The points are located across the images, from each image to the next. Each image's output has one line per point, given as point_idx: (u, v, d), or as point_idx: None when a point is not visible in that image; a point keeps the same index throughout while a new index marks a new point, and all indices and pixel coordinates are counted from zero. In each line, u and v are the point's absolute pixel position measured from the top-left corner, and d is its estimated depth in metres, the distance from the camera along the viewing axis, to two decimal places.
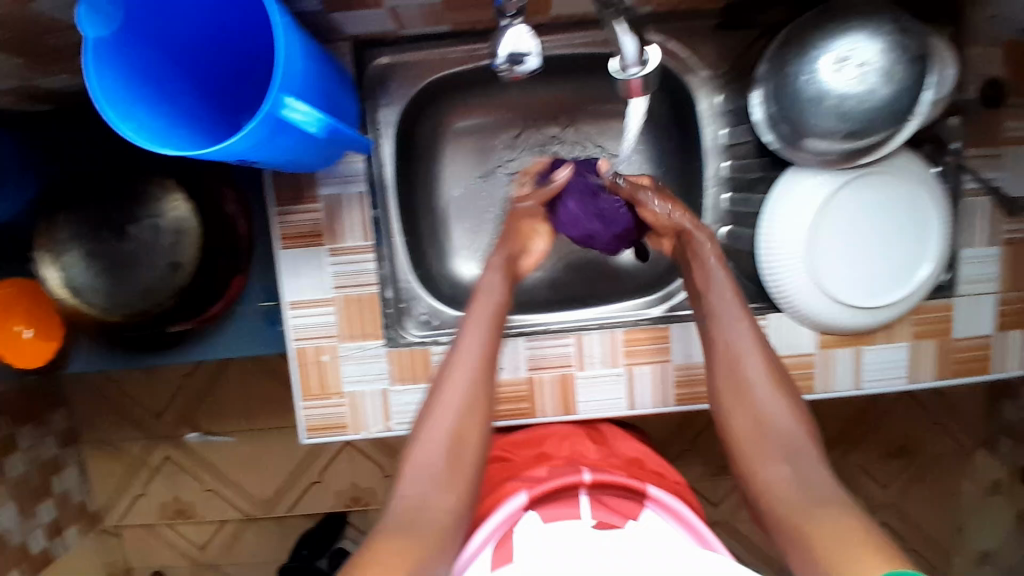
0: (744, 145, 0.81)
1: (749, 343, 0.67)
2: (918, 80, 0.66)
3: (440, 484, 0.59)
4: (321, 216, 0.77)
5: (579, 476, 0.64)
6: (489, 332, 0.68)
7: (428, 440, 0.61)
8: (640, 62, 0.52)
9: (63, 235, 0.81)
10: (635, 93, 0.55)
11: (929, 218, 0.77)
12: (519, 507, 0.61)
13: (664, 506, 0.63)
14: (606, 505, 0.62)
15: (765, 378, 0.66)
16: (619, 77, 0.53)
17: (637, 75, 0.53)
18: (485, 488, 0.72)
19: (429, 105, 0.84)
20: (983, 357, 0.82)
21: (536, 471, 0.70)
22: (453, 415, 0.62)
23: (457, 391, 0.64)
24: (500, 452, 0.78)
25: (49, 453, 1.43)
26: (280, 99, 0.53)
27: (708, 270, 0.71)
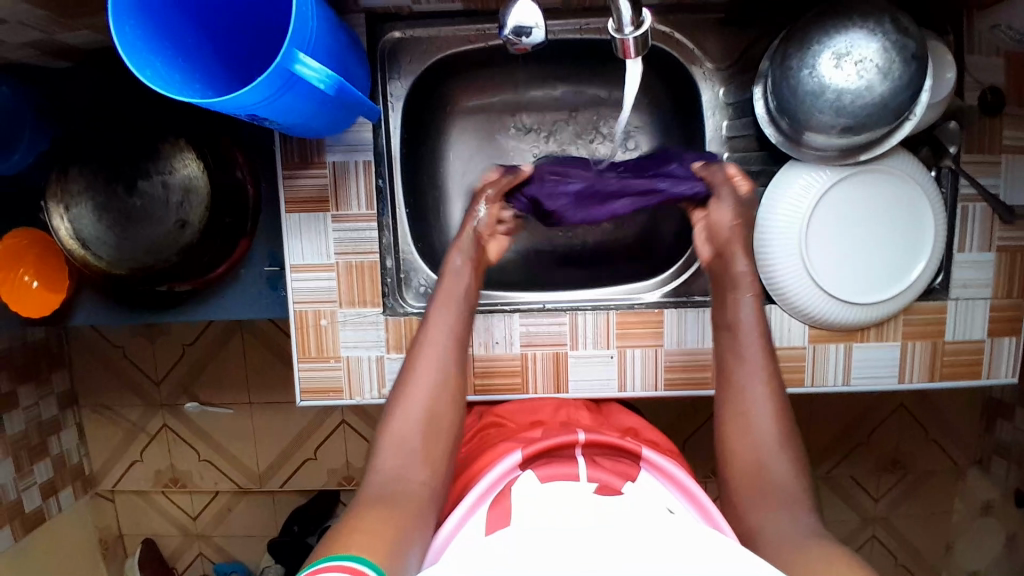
0: (744, 138, 0.83)
1: (753, 354, 0.69)
2: (916, 78, 0.68)
3: (417, 458, 0.62)
4: (328, 182, 0.79)
5: (574, 436, 0.65)
6: (460, 313, 0.72)
7: (404, 418, 0.64)
8: (635, 23, 0.56)
9: (75, 187, 0.83)
10: (629, 53, 0.59)
11: (924, 218, 0.77)
12: (513, 465, 0.62)
13: (663, 471, 0.63)
14: (601, 464, 0.63)
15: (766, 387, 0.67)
16: (615, 36, 0.57)
17: (631, 35, 0.57)
18: (479, 448, 0.72)
19: (439, 82, 0.86)
20: (972, 362, 0.84)
21: (531, 432, 0.70)
22: (427, 392, 0.66)
23: (427, 369, 0.67)
24: (495, 418, 0.77)
25: (49, 413, 1.46)
26: (293, 55, 0.55)
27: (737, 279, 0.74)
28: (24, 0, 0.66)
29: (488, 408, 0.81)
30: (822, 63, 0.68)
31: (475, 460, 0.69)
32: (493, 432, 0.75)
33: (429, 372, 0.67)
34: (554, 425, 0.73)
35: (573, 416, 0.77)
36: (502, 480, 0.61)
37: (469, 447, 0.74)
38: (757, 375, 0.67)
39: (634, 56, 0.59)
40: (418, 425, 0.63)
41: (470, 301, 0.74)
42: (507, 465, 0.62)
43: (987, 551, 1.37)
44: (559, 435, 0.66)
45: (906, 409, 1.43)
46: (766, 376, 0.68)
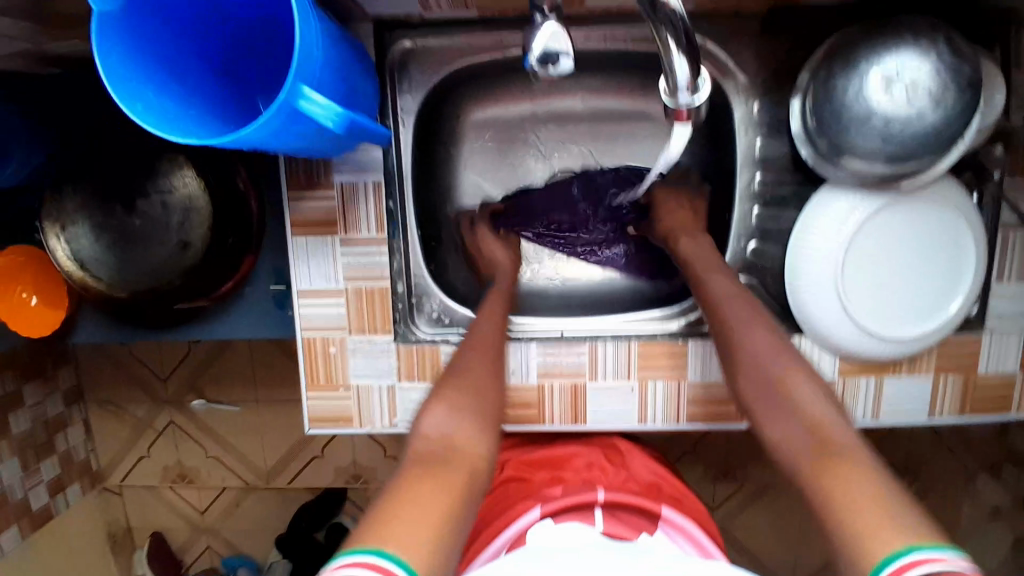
0: (779, 158, 0.78)
1: (776, 358, 0.60)
2: (970, 106, 0.63)
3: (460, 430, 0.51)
4: (337, 203, 0.75)
5: (594, 494, 0.66)
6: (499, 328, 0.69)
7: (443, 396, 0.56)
8: (691, 90, 0.53)
9: (71, 206, 0.79)
10: (681, 118, 0.56)
11: (966, 250, 0.73)
12: (533, 519, 0.63)
13: (678, 528, 0.65)
14: (619, 519, 0.65)
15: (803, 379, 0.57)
16: (670, 103, 0.55)
17: (688, 103, 0.54)
18: (501, 505, 0.71)
19: (453, 94, 0.81)
20: (1005, 395, 0.80)
21: (551, 489, 0.71)
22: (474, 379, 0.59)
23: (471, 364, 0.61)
24: (516, 472, 0.77)
25: (54, 411, 1.44)
26: (297, 88, 0.50)
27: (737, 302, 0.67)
28: (10, 12, 0.62)
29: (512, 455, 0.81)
30: (870, 87, 0.63)
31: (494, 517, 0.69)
32: (514, 488, 0.74)
33: (477, 369, 0.60)
34: (575, 483, 0.72)
35: (598, 473, 0.76)
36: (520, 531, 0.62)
37: (490, 501, 0.73)
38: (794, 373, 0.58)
39: (688, 119, 0.56)
40: (466, 399, 0.55)
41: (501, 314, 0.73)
42: (526, 520, 0.63)
43: (996, 557, 1.36)
44: (581, 492, 0.67)
45: None
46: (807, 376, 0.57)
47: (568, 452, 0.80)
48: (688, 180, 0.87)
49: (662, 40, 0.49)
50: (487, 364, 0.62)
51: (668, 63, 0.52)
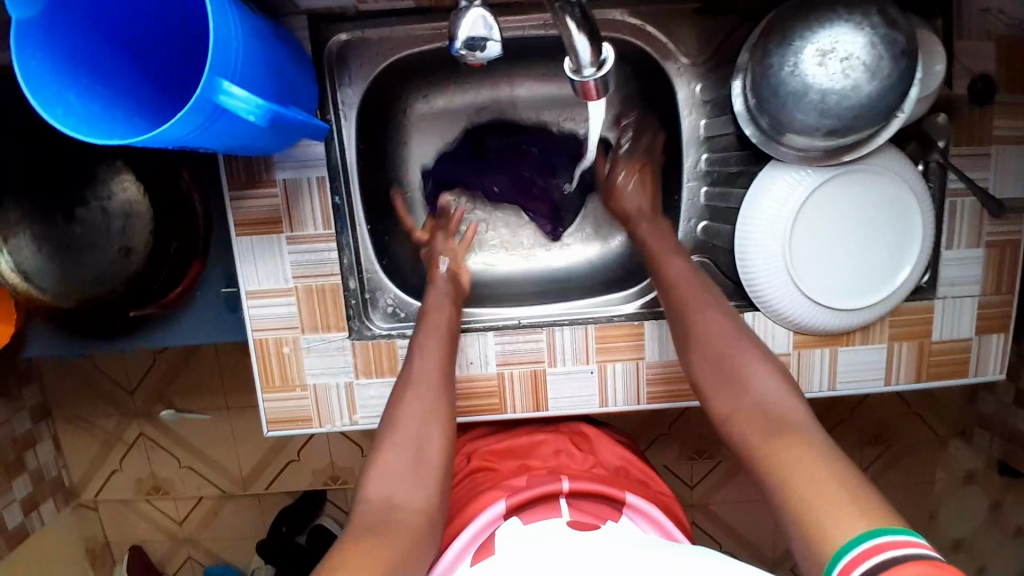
0: (724, 137, 0.78)
1: (701, 303, 0.67)
2: (907, 75, 0.63)
3: (407, 485, 0.56)
4: (280, 201, 0.73)
5: (558, 484, 0.65)
6: (443, 351, 0.68)
7: (382, 467, 0.57)
8: (595, 64, 0.51)
9: (12, 218, 0.77)
10: (590, 95, 0.54)
11: (911, 219, 0.74)
12: (498, 515, 0.62)
13: (641, 513, 0.65)
14: (582, 510, 0.64)
15: (721, 327, 0.65)
16: (574, 78, 0.52)
17: (592, 77, 0.51)
18: (465, 496, 0.71)
19: (397, 85, 0.80)
20: (959, 360, 0.82)
21: (516, 478, 0.70)
22: (411, 425, 0.60)
23: (410, 406, 0.62)
24: (484, 462, 0.76)
25: (20, 430, 1.40)
26: (216, 84, 0.49)
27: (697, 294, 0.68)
28: None
29: (478, 446, 0.80)
30: (806, 60, 0.63)
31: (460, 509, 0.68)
32: (481, 478, 0.74)
33: (411, 408, 0.61)
34: (540, 471, 0.71)
35: (565, 460, 0.75)
36: (485, 529, 0.61)
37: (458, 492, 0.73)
38: (715, 313, 0.66)
39: (597, 97, 0.54)
40: (404, 465, 0.57)
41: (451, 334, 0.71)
42: (491, 515, 0.62)
43: None
44: (545, 483, 0.65)
45: None
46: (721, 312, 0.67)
47: (535, 440, 0.79)
48: None
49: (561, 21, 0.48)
50: (421, 398, 0.63)
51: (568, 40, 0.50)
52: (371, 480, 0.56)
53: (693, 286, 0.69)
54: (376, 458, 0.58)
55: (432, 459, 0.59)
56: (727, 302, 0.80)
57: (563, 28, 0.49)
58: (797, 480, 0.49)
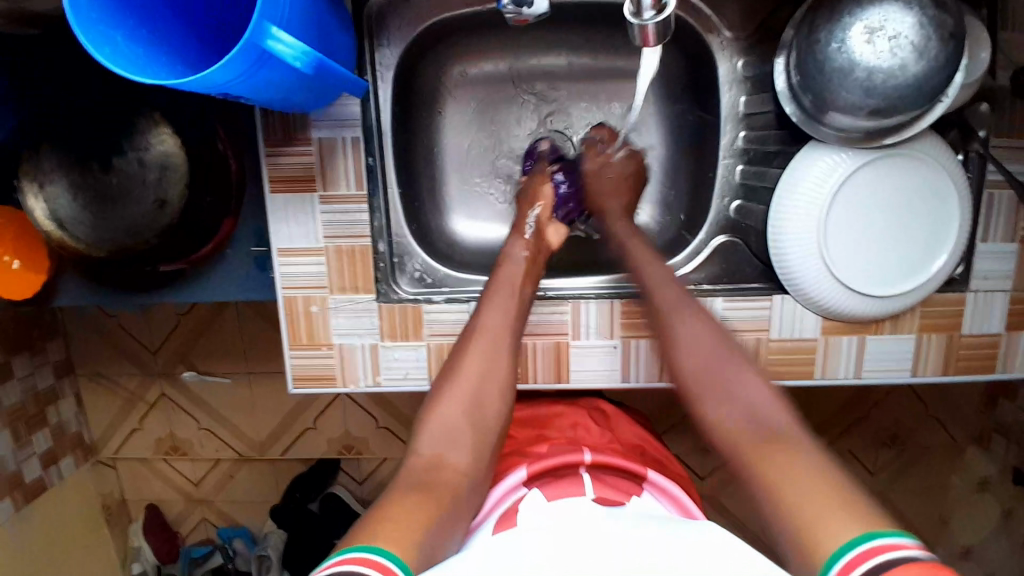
0: (764, 115, 0.77)
1: (675, 297, 0.67)
2: (954, 57, 0.62)
3: (462, 442, 0.57)
4: (315, 160, 0.74)
5: (580, 455, 0.64)
6: (511, 310, 0.68)
7: (437, 421, 0.58)
8: (655, 6, 0.54)
9: (48, 165, 0.79)
10: (648, 40, 0.57)
11: (949, 208, 0.72)
12: (519, 482, 0.62)
13: (662, 490, 0.64)
14: (607, 483, 0.63)
15: (701, 328, 0.64)
16: (634, 21, 0.55)
17: (651, 20, 0.54)
18: None
19: (434, 50, 0.80)
20: (989, 356, 0.80)
21: (536, 446, 0.70)
22: (470, 385, 0.61)
23: (472, 365, 0.62)
24: None
25: (45, 384, 1.44)
26: (265, 28, 0.50)
27: (687, 312, 0.66)
28: None
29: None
30: (854, 36, 0.62)
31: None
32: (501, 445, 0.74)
33: (475, 362, 0.63)
34: (560, 441, 0.72)
35: (584, 433, 0.75)
36: (506, 496, 0.61)
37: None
38: (687, 311, 0.65)
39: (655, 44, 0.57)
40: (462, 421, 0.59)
41: (528, 284, 0.71)
42: (511, 482, 0.62)
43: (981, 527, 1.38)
44: (566, 453, 0.65)
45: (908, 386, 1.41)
46: (696, 308, 0.66)
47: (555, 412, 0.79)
48: (672, 140, 0.86)
49: None
50: (485, 354, 0.63)
51: None
52: (424, 435, 0.57)
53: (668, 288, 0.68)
54: (432, 409, 0.60)
55: (485, 421, 0.60)
56: (755, 283, 0.80)
57: None
58: (787, 488, 0.48)
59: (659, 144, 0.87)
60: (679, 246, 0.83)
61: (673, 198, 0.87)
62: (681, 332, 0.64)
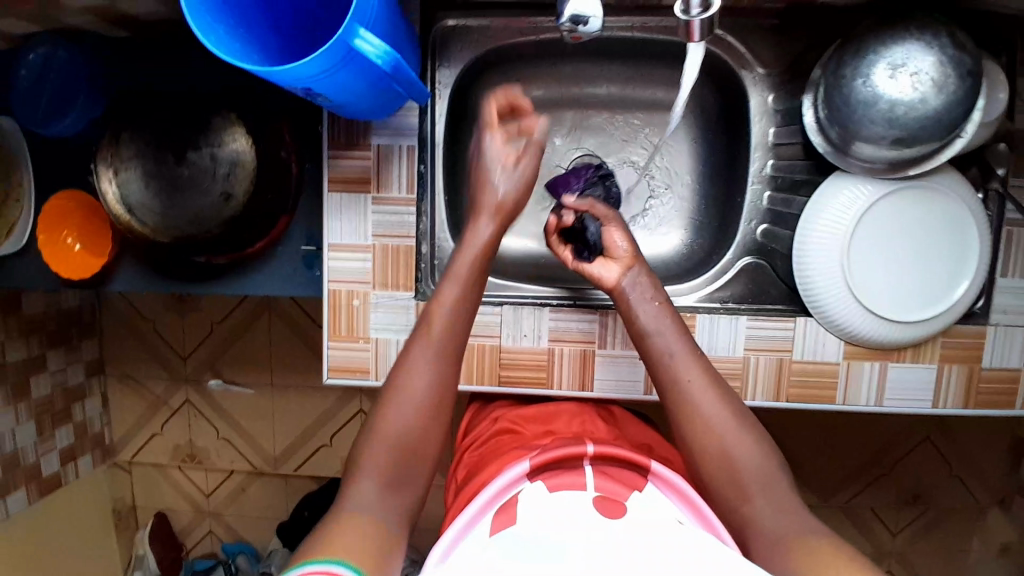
0: (791, 146, 0.82)
1: (662, 320, 0.72)
2: (972, 94, 0.67)
3: (414, 439, 0.62)
4: (372, 163, 0.80)
5: (584, 447, 0.64)
6: (476, 275, 0.70)
7: (385, 432, 0.61)
8: (702, 6, 0.59)
9: (127, 152, 0.85)
10: (693, 36, 0.61)
11: (970, 239, 0.76)
12: (521, 474, 0.61)
13: (670, 484, 0.62)
14: (611, 474, 0.63)
15: (674, 342, 0.70)
16: (682, 17, 0.60)
17: (697, 16, 0.59)
18: (492, 454, 0.73)
19: (487, 73, 0.87)
20: (1012, 391, 0.81)
21: (542, 440, 0.73)
22: (419, 398, 0.63)
23: (419, 365, 0.64)
24: (509, 424, 0.79)
25: (75, 380, 1.47)
26: (353, 29, 0.56)
27: (644, 295, 0.73)
28: None
29: (503, 411, 0.83)
30: (877, 73, 0.67)
31: (485, 465, 0.71)
32: (506, 438, 0.76)
33: (419, 371, 0.64)
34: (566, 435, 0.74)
35: (590, 426, 0.77)
36: (510, 487, 0.61)
37: (484, 449, 0.77)
38: (667, 329, 0.71)
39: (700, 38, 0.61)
40: (404, 439, 0.61)
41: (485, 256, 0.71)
42: (514, 474, 0.62)
43: None
44: (570, 445, 0.65)
45: (931, 442, 1.40)
46: (675, 327, 0.71)
47: (563, 406, 0.82)
48: (702, 169, 0.91)
49: None
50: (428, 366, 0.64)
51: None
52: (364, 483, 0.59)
53: (642, 303, 0.73)
54: (383, 420, 0.62)
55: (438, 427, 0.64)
56: (778, 305, 0.83)
57: None
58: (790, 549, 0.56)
59: (690, 172, 0.92)
60: (706, 267, 0.87)
61: (700, 223, 0.91)
62: (665, 350, 0.69)
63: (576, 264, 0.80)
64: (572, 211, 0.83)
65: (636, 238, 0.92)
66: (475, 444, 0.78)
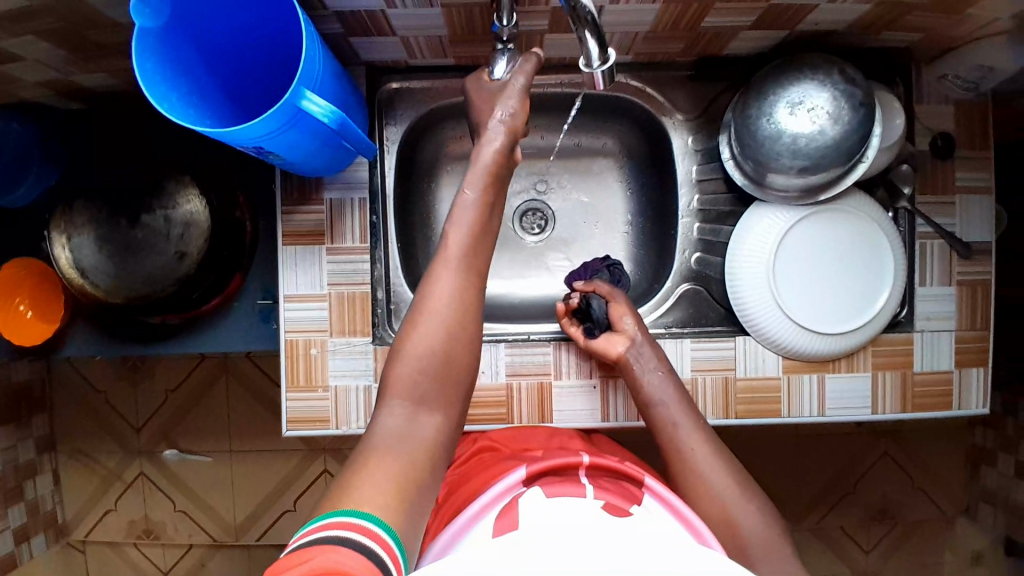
0: (713, 180, 0.89)
1: (665, 389, 0.77)
2: (865, 123, 0.75)
3: (426, 401, 0.61)
4: (325, 217, 0.83)
5: (579, 458, 0.68)
6: (474, 243, 0.67)
7: (400, 382, 0.61)
8: (601, 59, 0.62)
9: (79, 219, 0.86)
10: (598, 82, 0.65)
11: (882, 253, 0.82)
12: (519, 480, 0.65)
13: (662, 497, 0.64)
14: (606, 486, 0.65)
15: (678, 409, 0.76)
16: (586, 70, 0.63)
17: (599, 70, 0.62)
18: (475, 471, 0.75)
19: (432, 130, 0.92)
20: (944, 392, 0.87)
21: (533, 451, 0.76)
22: (441, 326, 0.63)
23: (431, 317, 0.63)
24: (489, 442, 0.80)
25: (26, 458, 1.41)
26: (301, 92, 0.60)
27: (650, 362, 0.79)
28: (46, 41, 0.70)
29: (481, 434, 0.84)
30: (780, 111, 0.75)
31: (472, 483, 0.72)
32: (487, 455, 0.78)
33: (430, 328, 0.63)
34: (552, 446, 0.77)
35: (566, 439, 0.80)
36: (509, 492, 0.64)
37: (464, 469, 0.78)
38: (672, 401, 0.76)
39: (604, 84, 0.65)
40: (419, 397, 0.61)
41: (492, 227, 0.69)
42: (513, 482, 0.65)
43: None
44: (566, 456, 0.69)
45: (890, 455, 1.45)
46: (677, 395, 0.77)
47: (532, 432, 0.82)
48: (639, 206, 0.97)
49: (581, 35, 0.59)
50: (441, 325, 0.63)
51: (582, 38, 0.60)
52: (382, 420, 0.60)
53: (648, 372, 0.79)
54: (391, 374, 0.62)
55: (454, 387, 0.63)
56: (718, 327, 0.87)
57: (581, 31, 0.59)
58: None
59: (628, 210, 0.98)
60: (649, 296, 0.92)
61: (642, 256, 0.96)
62: (670, 417, 0.75)
63: (587, 343, 0.83)
64: (578, 294, 0.87)
65: None
66: (455, 464, 0.79)
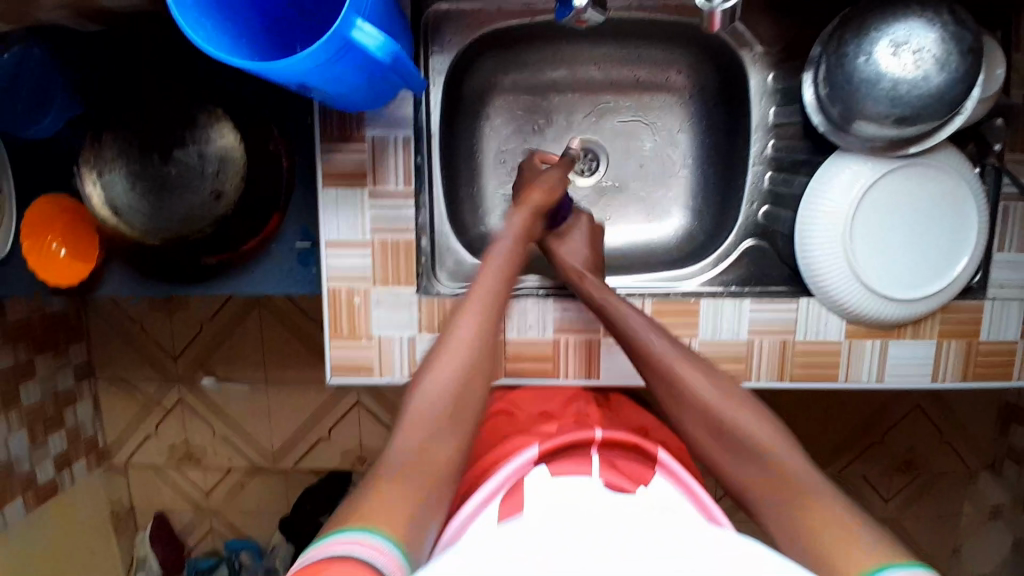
0: (791, 125, 0.82)
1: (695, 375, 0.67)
2: (972, 69, 0.67)
3: (471, 379, 0.62)
4: (367, 156, 0.78)
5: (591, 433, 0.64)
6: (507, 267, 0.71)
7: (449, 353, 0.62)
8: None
9: (109, 153, 0.82)
10: (713, 23, 0.65)
11: (967, 213, 0.76)
12: (531, 459, 0.60)
13: (675, 474, 0.62)
14: (616, 466, 0.62)
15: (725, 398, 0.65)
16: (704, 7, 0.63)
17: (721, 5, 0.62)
18: (488, 439, 0.73)
19: (483, 58, 0.86)
20: (1008, 361, 0.82)
21: (546, 425, 0.72)
22: (481, 312, 0.66)
23: (479, 291, 0.68)
24: (506, 406, 0.78)
25: (65, 385, 1.44)
26: (351, 19, 0.54)
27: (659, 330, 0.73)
28: None
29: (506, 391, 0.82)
30: (879, 50, 0.68)
31: (484, 449, 0.71)
32: (502, 420, 0.76)
33: (473, 311, 0.66)
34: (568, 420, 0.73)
35: (587, 413, 0.77)
36: (517, 470, 0.59)
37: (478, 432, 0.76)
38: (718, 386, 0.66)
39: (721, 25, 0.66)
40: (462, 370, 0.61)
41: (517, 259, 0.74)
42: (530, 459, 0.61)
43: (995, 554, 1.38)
44: (577, 432, 0.65)
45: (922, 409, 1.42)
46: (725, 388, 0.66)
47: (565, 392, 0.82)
48: (700, 151, 0.91)
49: None
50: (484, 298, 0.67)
51: None
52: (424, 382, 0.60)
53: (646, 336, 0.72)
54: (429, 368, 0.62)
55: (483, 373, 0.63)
56: (779, 287, 0.83)
57: None
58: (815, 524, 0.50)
59: (690, 155, 0.91)
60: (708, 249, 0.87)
61: (701, 205, 0.91)
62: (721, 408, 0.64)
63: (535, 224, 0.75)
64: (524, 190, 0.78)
65: (639, 221, 0.92)
66: None
